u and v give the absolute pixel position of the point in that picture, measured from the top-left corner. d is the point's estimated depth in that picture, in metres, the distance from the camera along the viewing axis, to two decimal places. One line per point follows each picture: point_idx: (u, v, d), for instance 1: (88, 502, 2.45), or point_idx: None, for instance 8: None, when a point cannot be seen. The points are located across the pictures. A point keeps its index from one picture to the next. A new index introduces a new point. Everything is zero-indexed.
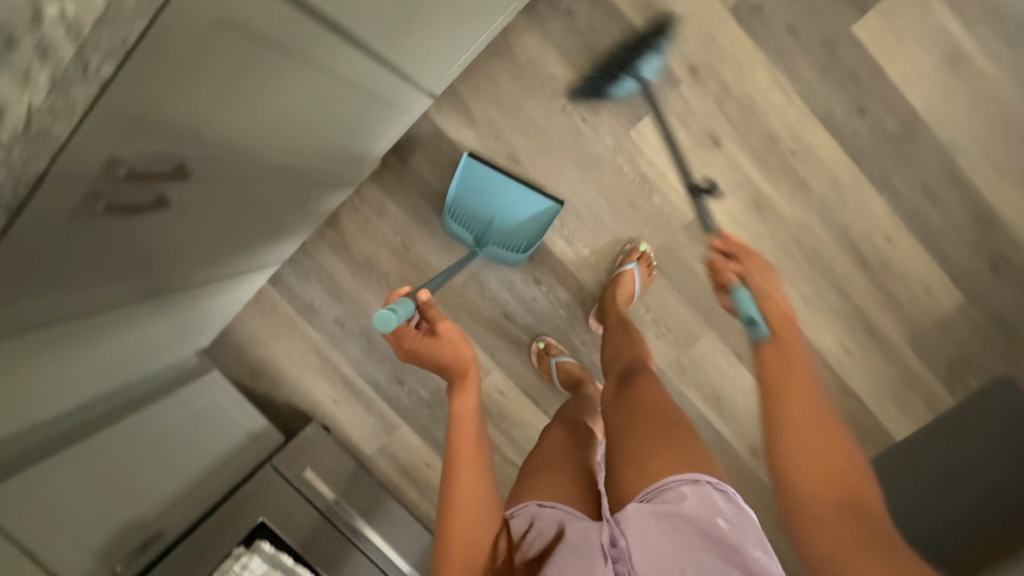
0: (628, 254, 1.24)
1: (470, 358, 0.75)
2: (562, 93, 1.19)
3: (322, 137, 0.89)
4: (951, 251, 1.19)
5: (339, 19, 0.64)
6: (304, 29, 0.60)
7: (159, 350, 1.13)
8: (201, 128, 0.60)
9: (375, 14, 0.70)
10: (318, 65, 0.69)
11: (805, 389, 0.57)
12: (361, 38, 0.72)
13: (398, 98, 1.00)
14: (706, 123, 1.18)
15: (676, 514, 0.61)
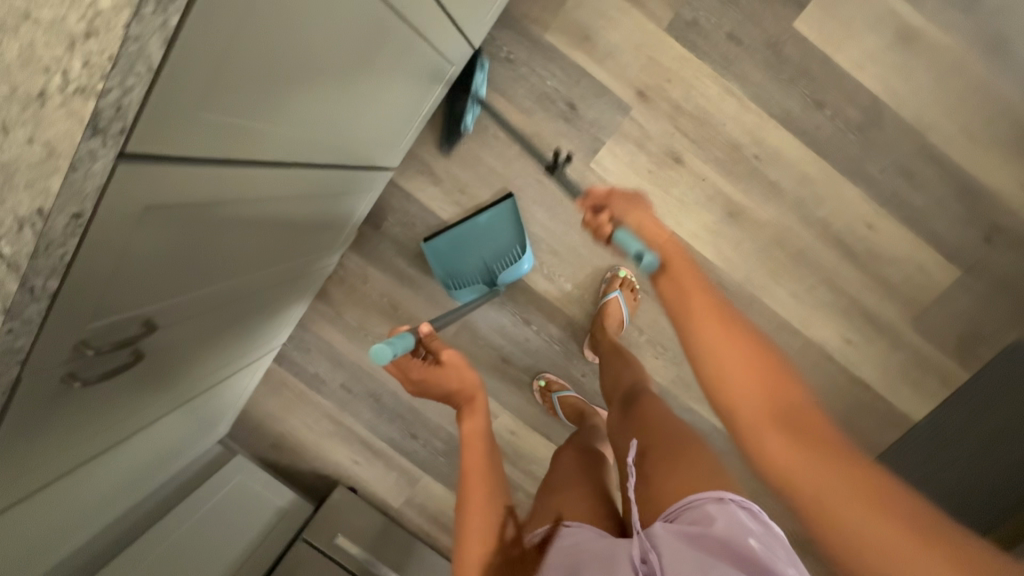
0: (610, 281, 1.25)
1: (475, 382, 0.76)
2: (518, 138, 1.21)
3: (288, 241, 0.92)
4: (937, 226, 1.16)
5: (273, 155, 0.67)
6: (237, 177, 0.63)
7: (178, 451, 1.19)
8: (160, 287, 0.64)
9: (311, 135, 0.72)
10: (262, 195, 0.72)
11: (722, 322, 0.54)
12: (304, 158, 0.75)
13: (358, 184, 1.03)
14: (664, 143, 1.18)
15: (706, 533, 0.57)
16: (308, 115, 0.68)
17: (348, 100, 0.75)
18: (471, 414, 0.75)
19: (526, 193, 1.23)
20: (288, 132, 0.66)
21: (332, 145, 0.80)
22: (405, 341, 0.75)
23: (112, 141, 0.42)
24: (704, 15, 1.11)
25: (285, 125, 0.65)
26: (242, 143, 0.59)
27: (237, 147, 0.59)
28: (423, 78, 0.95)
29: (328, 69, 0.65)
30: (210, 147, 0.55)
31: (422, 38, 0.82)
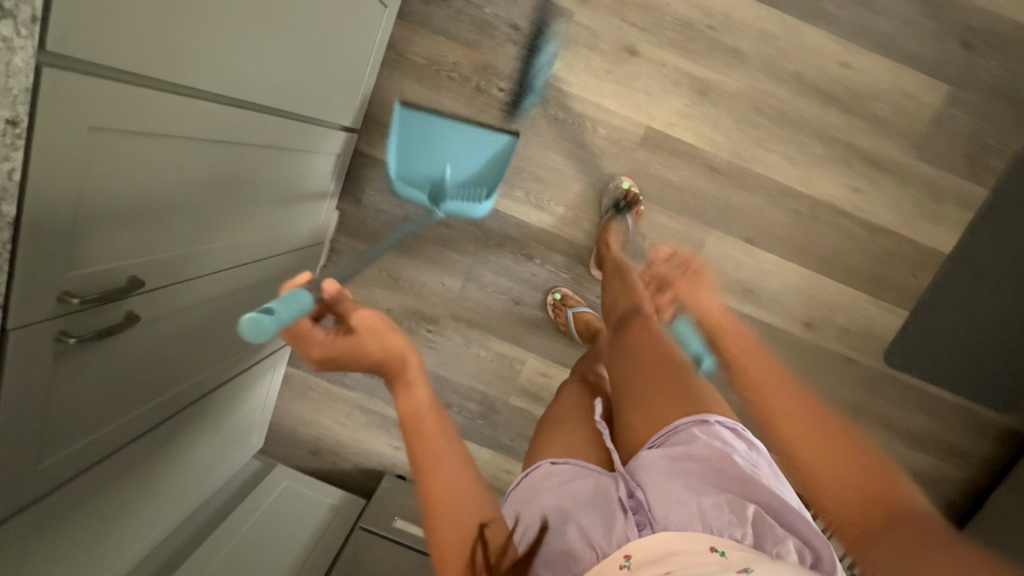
0: (615, 194, 1.21)
1: (401, 347, 0.52)
2: (472, 74, 1.20)
3: (267, 207, 0.92)
4: (913, 48, 1.12)
5: (213, 88, 0.66)
6: (184, 109, 0.62)
7: (213, 461, 1.18)
8: (134, 235, 0.63)
9: (250, 70, 0.71)
10: (222, 139, 0.71)
11: (776, 374, 0.54)
12: (248, 100, 0.74)
13: (321, 144, 1.02)
14: (616, 39, 1.16)
15: (687, 454, 0.63)
16: (241, 42, 0.67)
17: (283, 30, 0.74)
18: (411, 386, 0.53)
19: (493, 127, 1.22)
20: (224, 60, 0.65)
21: (277, 85, 0.79)
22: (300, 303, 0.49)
23: (28, 31, 0.42)
24: None
25: (220, 51, 0.64)
26: (177, 65, 0.59)
27: (173, 69, 0.58)
28: (356, 18, 0.95)
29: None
30: (143, 64, 0.54)
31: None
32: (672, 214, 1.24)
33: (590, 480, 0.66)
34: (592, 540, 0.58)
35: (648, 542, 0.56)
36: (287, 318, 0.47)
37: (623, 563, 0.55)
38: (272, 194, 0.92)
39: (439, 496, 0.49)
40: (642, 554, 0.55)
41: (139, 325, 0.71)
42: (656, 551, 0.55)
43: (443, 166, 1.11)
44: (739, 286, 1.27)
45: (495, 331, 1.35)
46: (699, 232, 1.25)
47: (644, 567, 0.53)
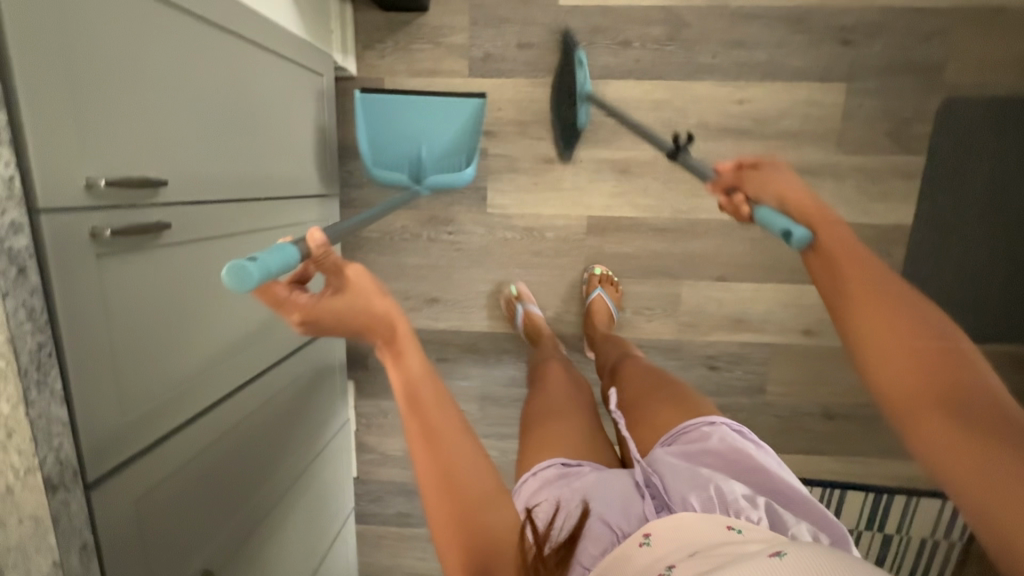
0: (589, 282, 1.29)
1: (393, 307, 0.62)
2: (421, 229, 1.32)
3: (293, 433, 1.05)
4: (797, 63, 1.18)
5: (214, 399, 0.78)
6: (200, 431, 0.75)
7: None
8: (197, 538, 0.76)
9: (239, 361, 0.84)
10: (240, 421, 0.85)
11: (882, 295, 0.59)
12: (247, 383, 0.86)
13: (317, 356, 1.16)
14: (532, 156, 1.26)
15: (703, 449, 0.71)
16: (222, 351, 0.80)
17: (251, 313, 0.87)
18: (404, 356, 0.63)
19: (457, 265, 1.34)
20: (214, 374, 0.78)
21: (265, 351, 0.92)
22: (286, 256, 0.54)
23: (72, 484, 0.55)
24: (490, 45, 1.21)
25: (209, 371, 0.77)
26: (181, 408, 0.71)
27: (179, 412, 0.71)
28: None
29: (212, 310, 0.77)
30: (157, 430, 0.67)
31: (277, 231, 0.95)
32: (640, 280, 1.32)
33: (609, 471, 0.72)
34: (609, 523, 0.64)
35: (666, 521, 0.60)
36: (272, 266, 0.52)
37: (644, 541, 0.59)
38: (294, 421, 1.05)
39: (447, 462, 0.58)
40: (660, 532, 0.59)
41: None
42: (676, 528, 0.59)
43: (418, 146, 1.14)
44: (728, 319, 1.33)
45: None
46: (671, 287, 1.31)
47: (664, 543, 0.58)
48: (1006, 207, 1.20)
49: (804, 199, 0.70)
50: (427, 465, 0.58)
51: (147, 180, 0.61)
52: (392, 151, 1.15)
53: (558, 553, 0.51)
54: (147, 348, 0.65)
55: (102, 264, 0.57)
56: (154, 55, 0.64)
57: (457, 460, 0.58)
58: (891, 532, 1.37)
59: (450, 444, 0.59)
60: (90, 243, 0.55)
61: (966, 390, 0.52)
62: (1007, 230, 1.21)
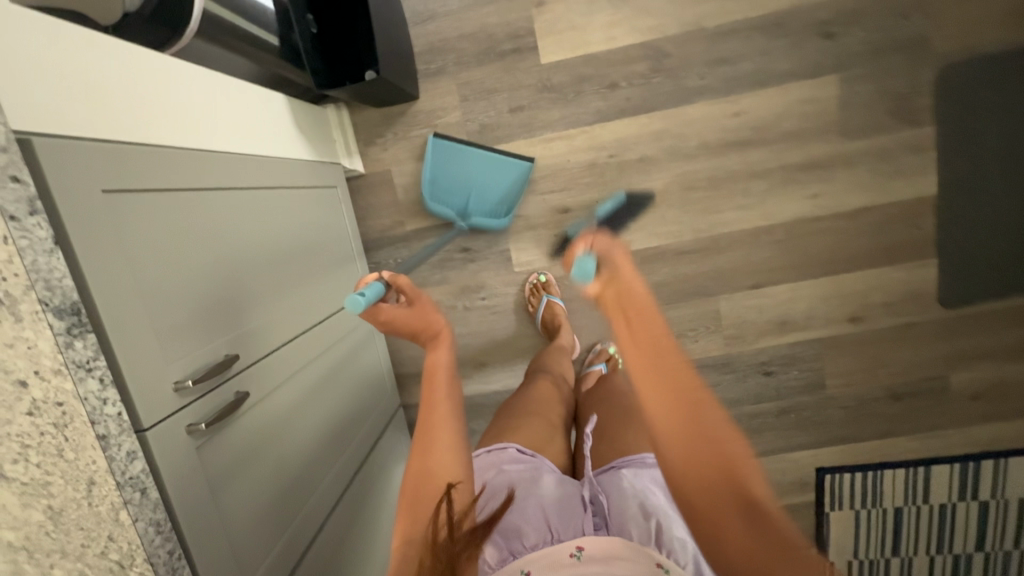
0: (599, 353, 1.31)
1: (445, 323, 0.73)
2: (455, 301, 1.36)
3: (380, 526, 1.10)
4: (784, 67, 1.18)
5: (315, 526, 0.84)
6: (307, 561, 0.81)
7: None
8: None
9: (325, 481, 0.89)
10: (332, 539, 0.89)
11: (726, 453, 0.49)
12: (335, 499, 0.93)
13: (385, 443, 1.21)
14: (546, 210, 1.29)
15: (648, 484, 0.72)
16: (311, 480, 0.85)
17: (327, 434, 0.92)
18: (440, 347, 0.71)
19: (496, 327, 1.37)
20: (309, 506, 0.83)
21: (343, 461, 0.97)
22: (376, 291, 0.72)
23: None
24: (483, 117, 1.25)
25: (304, 503, 0.82)
26: (290, 549, 0.77)
27: (290, 552, 0.77)
28: (358, 343, 1.14)
29: (294, 448, 0.81)
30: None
31: (333, 347, 1.00)
32: (677, 305, 1.32)
33: (562, 483, 0.73)
34: (550, 524, 0.64)
35: (604, 540, 0.61)
36: (371, 298, 0.70)
37: (576, 553, 0.60)
38: (376, 515, 1.10)
39: (442, 429, 0.62)
40: (594, 549, 0.60)
41: None
42: (609, 546, 0.60)
43: (467, 194, 1.23)
44: (772, 323, 1.32)
45: None
46: (709, 304, 1.32)
47: (595, 562, 0.59)
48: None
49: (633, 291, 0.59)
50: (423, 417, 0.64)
51: (224, 361, 0.65)
52: (448, 189, 1.23)
53: (471, 534, 0.53)
54: (255, 509, 0.70)
55: (203, 454, 0.62)
56: (205, 238, 0.68)
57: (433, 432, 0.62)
58: (987, 498, 1.34)
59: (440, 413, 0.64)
60: (189, 441, 0.60)
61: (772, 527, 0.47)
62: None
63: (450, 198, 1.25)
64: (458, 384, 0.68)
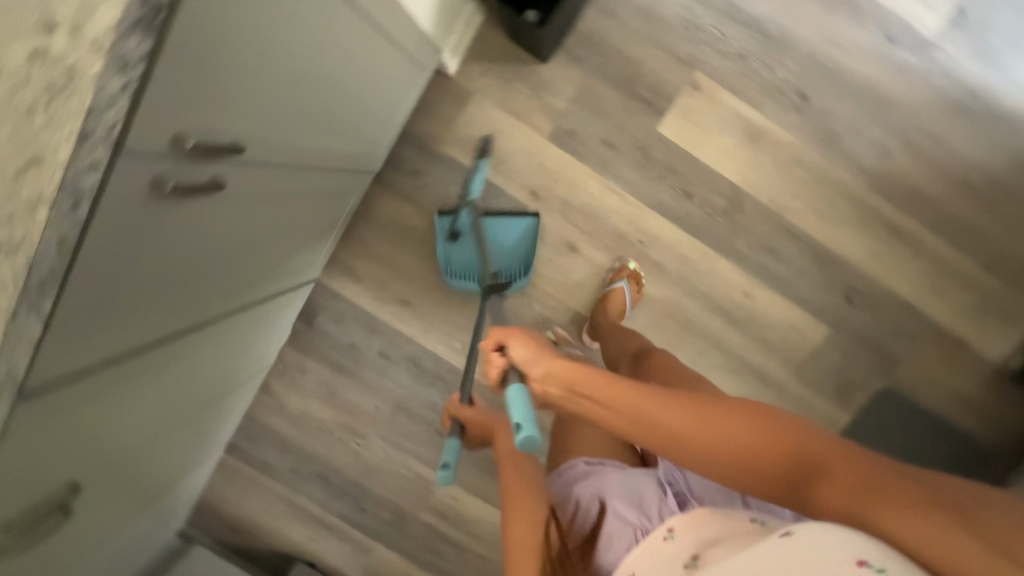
0: (618, 272, 1.28)
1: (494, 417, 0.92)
2: (429, 238, 1.34)
3: (216, 364, 1.06)
4: (804, 292, 1.30)
5: (183, 325, 0.82)
6: (159, 350, 0.79)
7: (146, 543, 1.28)
8: (117, 433, 0.82)
9: (218, 294, 0.87)
10: (178, 350, 0.85)
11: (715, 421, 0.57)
12: (215, 314, 0.90)
13: (278, 300, 1.18)
14: (559, 236, 1.31)
15: None
16: (211, 286, 0.83)
17: (249, 259, 0.90)
18: (498, 437, 0.89)
19: (442, 285, 1.37)
20: (193, 306, 0.81)
21: (242, 287, 0.95)
22: (451, 448, 0.84)
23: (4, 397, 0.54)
24: (579, 125, 1.25)
25: (190, 303, 0.80)
26: (153, 331, 0.75)
27: (151, 332, 0.74)
28: (326, 208, 1.11)
29: (215, 255, 0.77)
30: (125, 349, 0.71)
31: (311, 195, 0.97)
32: None
33: (636, 472, 0.83)
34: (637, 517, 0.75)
35: (688, 514, 0.72)
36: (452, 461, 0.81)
37: (669, 534, 0.71)
38: (224, 352, 1.06)
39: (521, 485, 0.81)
40: (680, 524, 0.71)
41: (69, 517, 0.81)
42: (695, 517, 0.71)
43: (483, 257, 1.22)
44: None
45: (417, 452, 1.49)
46: None
47: (683, 534, 0.69)
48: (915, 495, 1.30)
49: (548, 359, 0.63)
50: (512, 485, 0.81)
51: (228, 148, 0.62)
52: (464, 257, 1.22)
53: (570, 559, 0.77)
54: (155, 282, 0.68)
55: (150, 210, 0.57)
56: (300, 35, 0.64)
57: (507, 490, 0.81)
58: None
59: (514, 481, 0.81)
60: (148, 190, 0.55)
61: (823, 464, 0.55)
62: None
63: (470, 270, 1.22)
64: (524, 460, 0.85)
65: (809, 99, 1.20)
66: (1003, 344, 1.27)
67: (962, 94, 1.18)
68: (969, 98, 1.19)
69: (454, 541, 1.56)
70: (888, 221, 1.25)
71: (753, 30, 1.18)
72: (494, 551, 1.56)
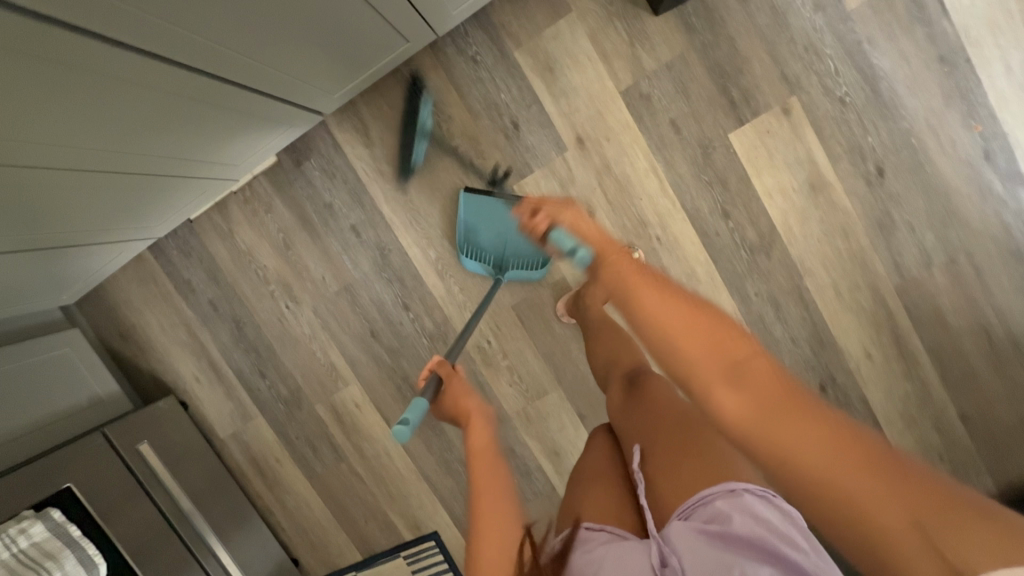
0: None
1: (472, 406, 0.88)
2: (457, 135, 1.24)
3: (184, 138, 0.98)
4: (787, 362, 1.23)
5: (133, 40, 0.71)
6: (96, 55, 0.69)
7: (21, 294, 1.15)
8: (22, 130, 0.72)
9: (192, 34, 0.76)
10: (141, 77, 0.77)
11: (702, 326, 0.48)
12: (181, 57, 0.79)
13: (274, 113, 1.09)
14: (583, 195, 1.23)
15: (726, 531, 0.61)
16: (192, 20, 0.74)
17: (243, 15, 0.78)
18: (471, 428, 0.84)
19: (447, 188, 1.27)
20: (154, 22, 0.70)
21: (229, 50, 0.84)
22: (418, 409, 0.87)
23: None
24: (657, 94, 1.16)
25: (170, 25, 0.72)
26: (88, 18, 0.64)
27: (87, 16, 0.64)
28: (366, 35, 1.01)
29: None
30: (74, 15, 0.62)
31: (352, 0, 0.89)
32: (537, 354, 1.33)
33: (626, 544, 0.67)
34: None
35: None
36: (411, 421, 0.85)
37: None
38: (196, 130, 0.98)
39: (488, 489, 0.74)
40: None
41: None
42: None
43: (503, 240, 1.23)
44: (550, 444, 1.37)
45: (342, 343, 1.39)
46: (549, 382, 1.34)
47: None
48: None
49: (583, 224, 1.03)
50: (481, 489, 0.74)
51: None
52: (484, 237, 1.23)
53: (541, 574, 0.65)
54: None
55: None
56: None
57: (479, 508, 0.73)
58: None
59: (481, 482, 0.75)
60: None
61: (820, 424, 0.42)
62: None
63: (484, 254, 1.24)
64: (495, 454, 0.80)
65: (884, 176, 1.14)
66: None
67: None
68: None
69: (335, 446, 1.47)
70: (896, 331, 1.20)
71: (867, 82, 1.11)
72: (369, 473, 1.47)
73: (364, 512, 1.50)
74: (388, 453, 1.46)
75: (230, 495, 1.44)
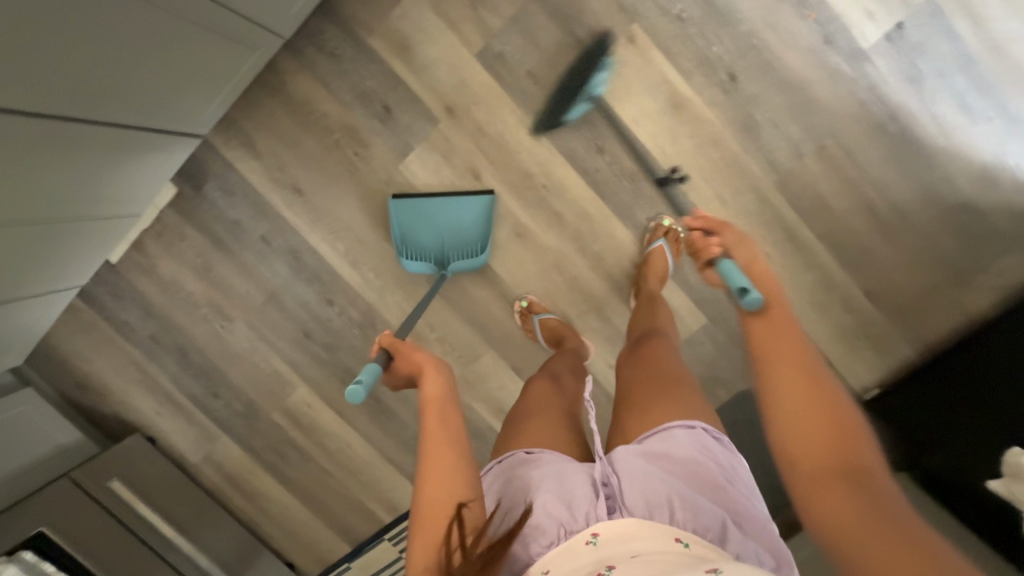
0: (654, 232, 1.25)
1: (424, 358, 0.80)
2: (335, 129, 1.29)
3: (76, 185, 1.04)
4: (691, 278, 1.29)
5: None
6: None
7: None
8: None
9: (35, 88, 0.79)
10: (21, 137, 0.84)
11: (806, 385, 0.59)
12: (30, 107, 0.81)
13: (156, 144, 1.16)
14: (465, 160, 1.27)
15: (668, 453, 0.68)
16: (55, 80, 0.81)
17: (77, 57, 0.81)
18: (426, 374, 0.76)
19: (340, 181, 1.32)
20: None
21: (74, 75, 0.83)
22: (371, 372, 0.84)
23: None
24: (509, 49, 1.21)
25: (37, 88, 0.79)
26: None
27: None
28: (216, 55, 1.07)
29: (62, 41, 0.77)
30: None
31: (195, 28, 0.96)
32: (462, 320, 1.38)
33: (570, 465, 0.69)
34: (560, 519, 0.62)
35: (616, 525, 0.60)
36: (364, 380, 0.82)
37: (589, 539, 0.60)
38: (86, 174, 1.04)
39: (439, 443, 0.67)
40: (607, 534, 0.60)
41: None
42: (623, 529, 0.60)
43: (437, 235, 1.27)
44: (494, 402, 1.43)
45: (282, 349, 1.45)
46: (479, 344, 1.39)
47: (609, 546, 0.58)
48: (975, 393, 1.05)
49: (763, 267, 0.70)
50: (436, 437, 0.68)
51: None
52: (418, 237, 1.27)
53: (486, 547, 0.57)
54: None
55: None
56: None
57: (428, 462, 0.66)
58: None
59: (434, 435, 0.68)
60: None
61: (860, 467, 0.54)
62: (946, 430, 1.08)
63: (424, 253, 1.27)
64: (452, 403, 0.73)
65: (737, 81, 1.18)
66: (863, 371, 1.30)
67: (886, 114, 1.17)
68: (890, 121, 1.18)
69: (299, 448, 1.53)
70: (786, 226, 1.24)
71: None
72: (337, 467, 1.54)
73: (342, 503, 1.56)
74: (350, 444, 1.52)
75: (211, 514, 1.51)
